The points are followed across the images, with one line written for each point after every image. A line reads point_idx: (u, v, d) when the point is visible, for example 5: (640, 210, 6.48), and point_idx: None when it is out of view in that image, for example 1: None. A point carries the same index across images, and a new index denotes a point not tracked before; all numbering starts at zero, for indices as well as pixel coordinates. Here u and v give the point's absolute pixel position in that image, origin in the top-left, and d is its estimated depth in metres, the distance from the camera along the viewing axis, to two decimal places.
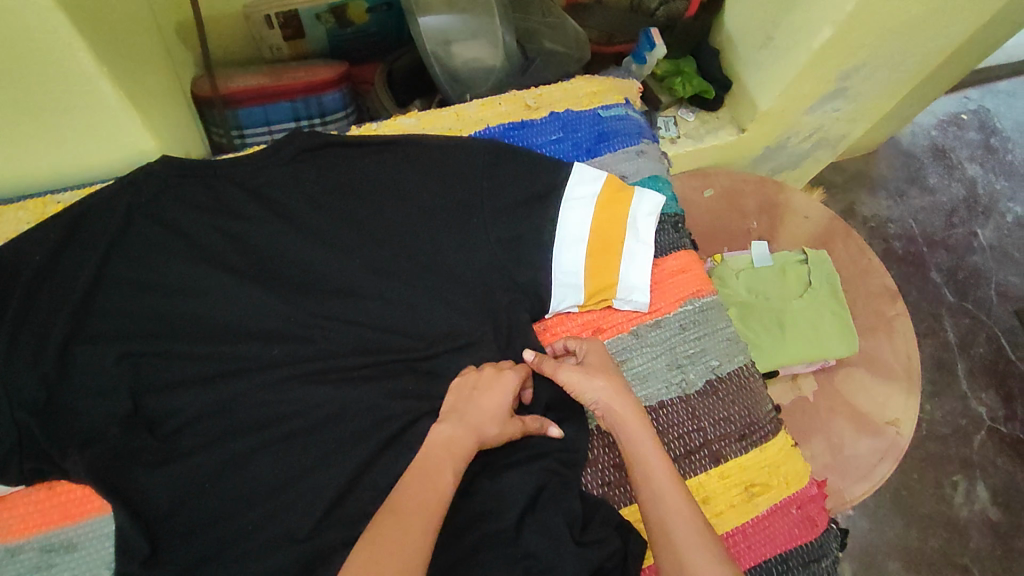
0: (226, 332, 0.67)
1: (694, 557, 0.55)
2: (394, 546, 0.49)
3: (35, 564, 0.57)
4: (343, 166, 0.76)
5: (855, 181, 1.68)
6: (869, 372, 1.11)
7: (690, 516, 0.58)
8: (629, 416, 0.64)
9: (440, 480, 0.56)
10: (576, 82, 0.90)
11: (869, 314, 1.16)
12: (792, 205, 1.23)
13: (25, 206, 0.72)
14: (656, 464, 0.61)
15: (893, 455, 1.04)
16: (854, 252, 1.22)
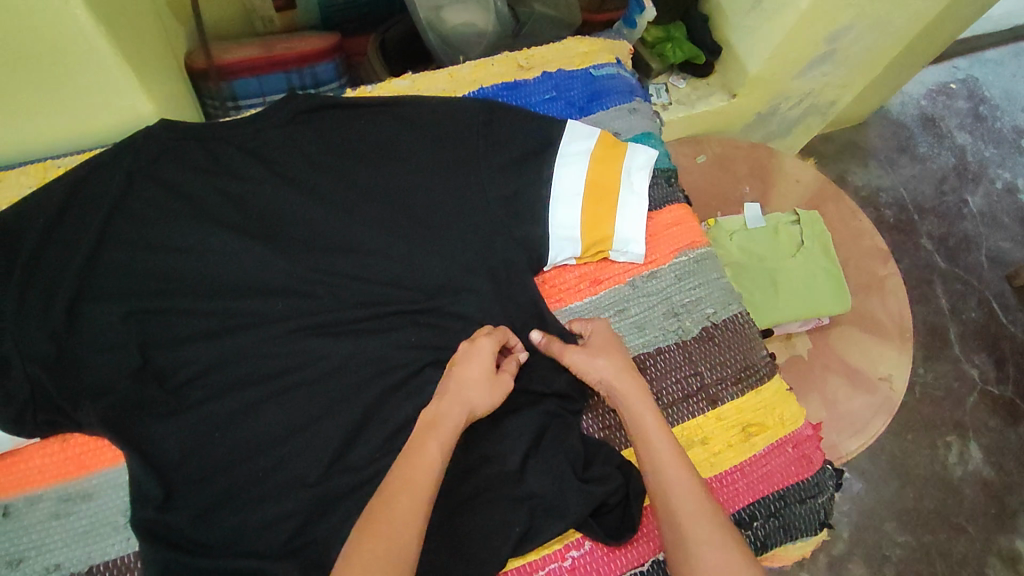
0: (231, 290, 0.68)
1: (697, 534, 0.55)
2: (383, 541, 0.50)
3: (52, 513, 0.58)
4: (340, 129, 0.77)
5: (845, 150, 1.70)
6: (862, 330, 1.13)
7: (693, 492, 0.57)
8: (633, 393, 0.63)
9: (428, 459, 0.55)
10: (568, 43, 0.90)
11: (861, 274, 1.18)
12: (784, 169, 1.25)
13: (26, 170, 0.72)
14: (660, 440, 0.60)
15: (887, 409, 1.06)
16: (846, 214, 1.24)
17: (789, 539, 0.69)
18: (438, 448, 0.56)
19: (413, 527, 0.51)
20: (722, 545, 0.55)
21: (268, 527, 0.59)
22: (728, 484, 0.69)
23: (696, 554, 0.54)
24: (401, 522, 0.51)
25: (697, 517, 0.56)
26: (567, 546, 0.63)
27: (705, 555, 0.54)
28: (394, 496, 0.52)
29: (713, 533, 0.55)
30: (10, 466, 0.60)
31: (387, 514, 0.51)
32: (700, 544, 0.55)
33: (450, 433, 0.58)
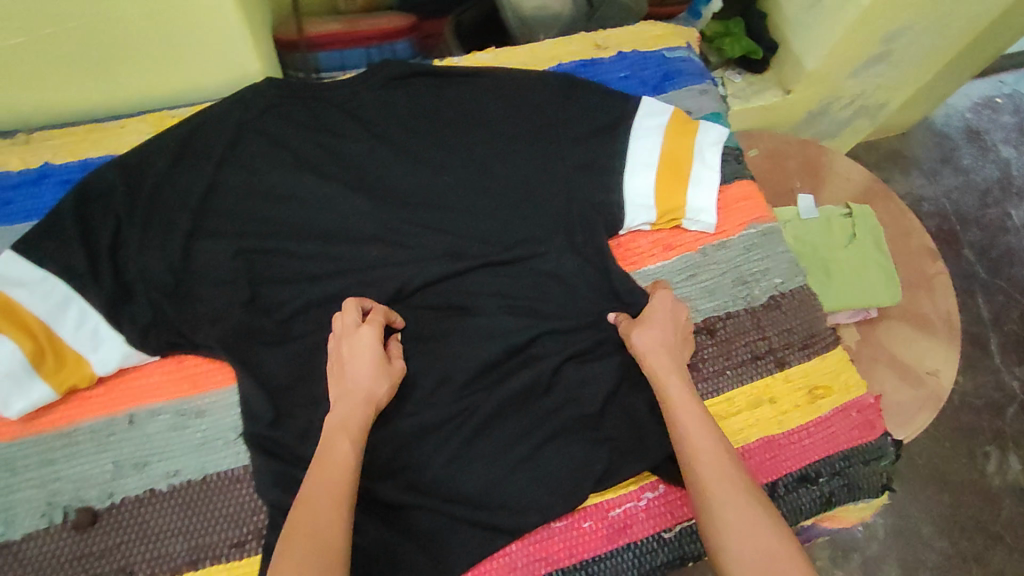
0: (328, 235, 0.72)
1: (720, 500, 0.53)
2: (313, 540, 0.49)
3: (170, 426, 0.63)
4: (431, 94, 0.81)
5: (889, 160, 1.71)
6: (909, 325, 1.14)
7: (719, 459, 0.56)
8: (663, 362, 0.63)
9: (340, 457, 0.54)
10: (642, 26, 0.94)
11: (909, 271, 1.19)
12: (834, 167, 1.27)
13: (145, 118, 0.77)
14: (685, 409, 0.60)
15: (934, 401, 1.07)
16: (895, 213, 1.25)
17: (851, 499, 0.71)
18: (350, 443, 0.56)
19: (339, 522, 0.51)
20: (749, 510, 0.53)
21: (367, 451, 0.64)
22: (794, 442, 0.72)
23: (721, 519, 0.53)
24: (328, 518, 0.50)
25: (722, 482, 0.54)
26: (642, 488, 0.66)
27: (730, 520, 0.52)
28: (313, 498, 0.51)
29: (738, 497, 0.53)
30: (132, 380, 0.65)
31: (310, 515, 0.50)
32: (723, 508, 0.53)
33: (361, 426, 0.57)
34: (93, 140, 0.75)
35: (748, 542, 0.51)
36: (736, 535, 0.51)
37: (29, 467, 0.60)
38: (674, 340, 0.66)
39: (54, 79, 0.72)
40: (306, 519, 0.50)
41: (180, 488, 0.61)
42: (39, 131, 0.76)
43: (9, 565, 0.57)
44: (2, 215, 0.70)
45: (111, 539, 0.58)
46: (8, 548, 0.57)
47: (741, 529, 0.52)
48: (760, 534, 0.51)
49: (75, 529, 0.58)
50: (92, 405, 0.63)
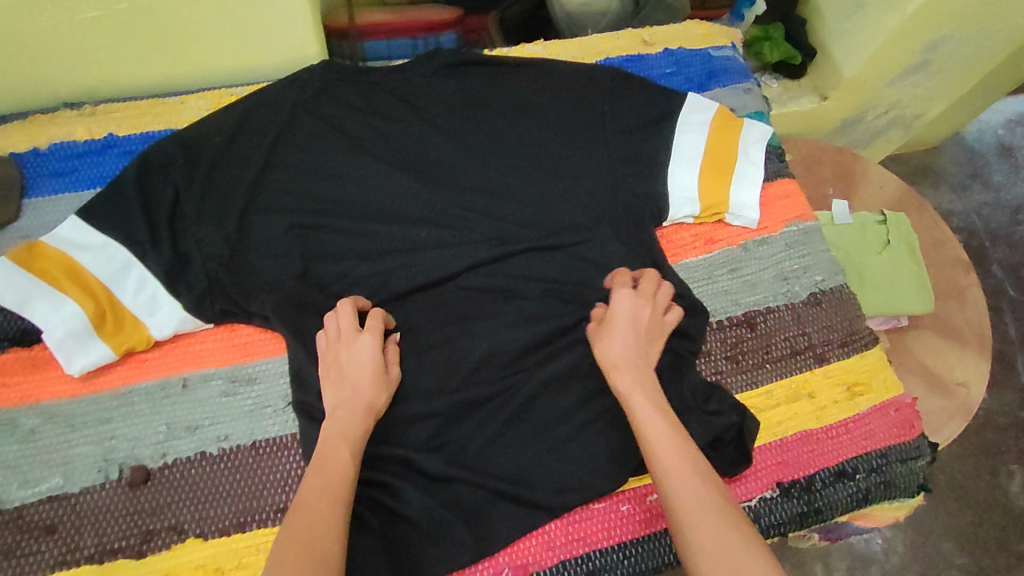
0: (378, 215, 0.74)
1: (693, 520, 0.52)
2: (305, 547, 0.49)
3: (221, 391, 0.65)
4: (480, 82, 0.83)
5: (918, 174, 1.65)
6: (939, 335, 1.10)
7: (691, 478, 0.55)
8: (629, 379, 0.62)
9: (336, 465, 0.55)
10: (688, 24, 0.95)
11: (940, 281, 1.15)
12: (868, 174, 1.22)
13: (204, 95, 0.79)
14: (653, 428, 0.59)
15: (963, 414, 1.03)
16: (928, 222, 1.19)
17: (887, 497, 0.72)
18: (346, 450, 0.56)
19: (333, 530, 0.51)
20: (723, 531, 0.51)
21: (411, 426, 0.65)
22: (832, 437, 0.72)
23: (695, 541, 0.51)
24: (323, 524, 0.50)
25: (695, 502, 0.53)
26: None
27: (703, 541, 0.51)
28: (307, 507, 0.52)
29: (713, 517, 0.52)
30: (186, 345, 0.67)
31: (301, 523, 0.50)
32: (698, 530, 0.51)
33: (360, 433, 0.59)
34: (153, 114, 0.77)
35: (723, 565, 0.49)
36: (710, 558, 0.50)
37: (87, 424, 0.62)
38: (638, 349, 0.65)
39: (121, 53, 0.74)
40: (301, 525, 0.50)
41: (230, 452, 0.62)
42: (102, 103, 0.78)
43: (66, 516, 0.58)
44: (69, 181, 0.73)
45: (163, 497, 0.60)
46: (66, 500, 0.59)
47: (716, 551, 0.50)
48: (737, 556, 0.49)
49: (130, 485, 0.60)
50: (148, 367, 0.65)
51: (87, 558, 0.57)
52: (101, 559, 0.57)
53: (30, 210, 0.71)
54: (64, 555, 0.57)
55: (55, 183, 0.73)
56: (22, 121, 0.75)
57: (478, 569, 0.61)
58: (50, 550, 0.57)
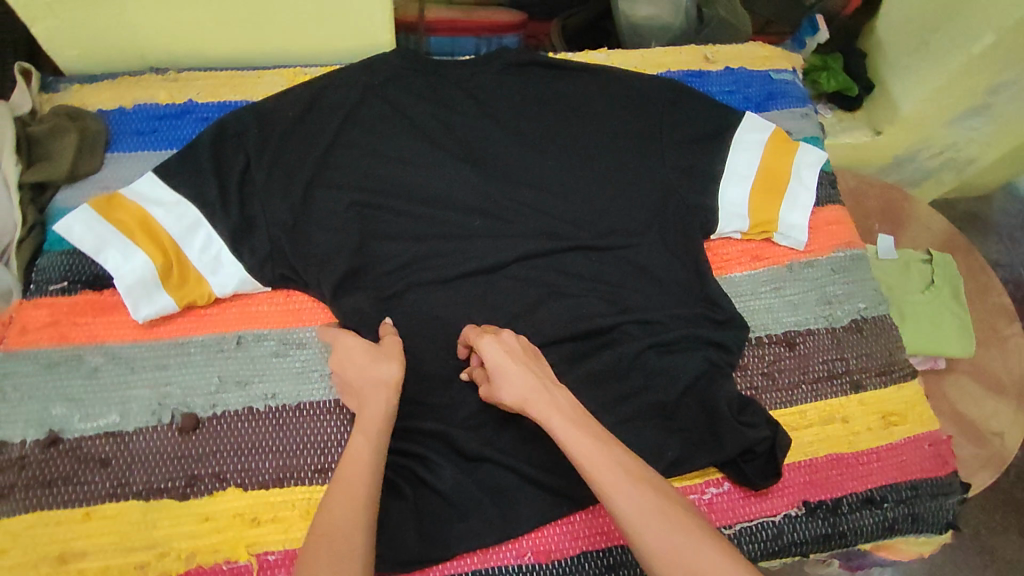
0: (432, 201, 0.76)
1: (641, 529, 0.49)
2: (327, 542, 0.49)
3: (273, 351, 0.68)
4: (542, 83, 0.85)
5: (966, 221, 1.60)
6: (977, 382, 1.06)
7: (623, 487, 0.51)
8: (544, 400, 0.57)
9: (356, 454, 0.55)
10: (751, 45, 0.97)
11: (982, 327, 1.10)
12: (915, 213, 1.19)
13: (280, 72, 0.83)
14: (579, 444, 0.54)
15: (996, 463, 0.99)
16: (975, 267, 1.15)
17: (913, 530, 0.71)
18: (365, 439, 0.56)
19: (356, 523, 0.51)
20: (679, 540, 0.49)
21: (446, 407, 0.67)
22: (862, 463, 0.72)
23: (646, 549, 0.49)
24: (344, 516, 0.51)
25: (636, 511, 0.50)
26: (707, 483, 0.69)
27: (654, 547, 0.48)
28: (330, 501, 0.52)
29: (661, 522, 0.49)
30: (244, 305, 0.70)
31: (326, 517, 0.51)
32: (652, 546, 0.49)
33: (383, 418, 0.58)
34: (232, 85, 0.81)
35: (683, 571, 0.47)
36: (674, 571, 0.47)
37: (145, 368, 0.66)
38: (537, 372, 0.60)
39: (210, 24, 0.78)
40: (324, 517, 0.51)
41: (277, 409, 0.65)
42: (185, 71, 0.82)
43: (119, 452, 0.62)
44: (148, 140, 0.77)
45: (209, 445, 0.63)
46: (120, 437, 0.62)
47: (670, 555, 0.48)
48: (695, 557, 0.47)
49: (179, 431, 0.63)
50: (206, 322, 0.69)
51: (135, 494, 0.60)
52: (147, 496, 0.60)
53: (111, 163, 0.75)
54: (114, 488, 0.60)
55: (136, 141, 0.77)
56: (112, 80, 0.79)
57: (501, 550, 0.63)
58: (102, 482, 0.60)
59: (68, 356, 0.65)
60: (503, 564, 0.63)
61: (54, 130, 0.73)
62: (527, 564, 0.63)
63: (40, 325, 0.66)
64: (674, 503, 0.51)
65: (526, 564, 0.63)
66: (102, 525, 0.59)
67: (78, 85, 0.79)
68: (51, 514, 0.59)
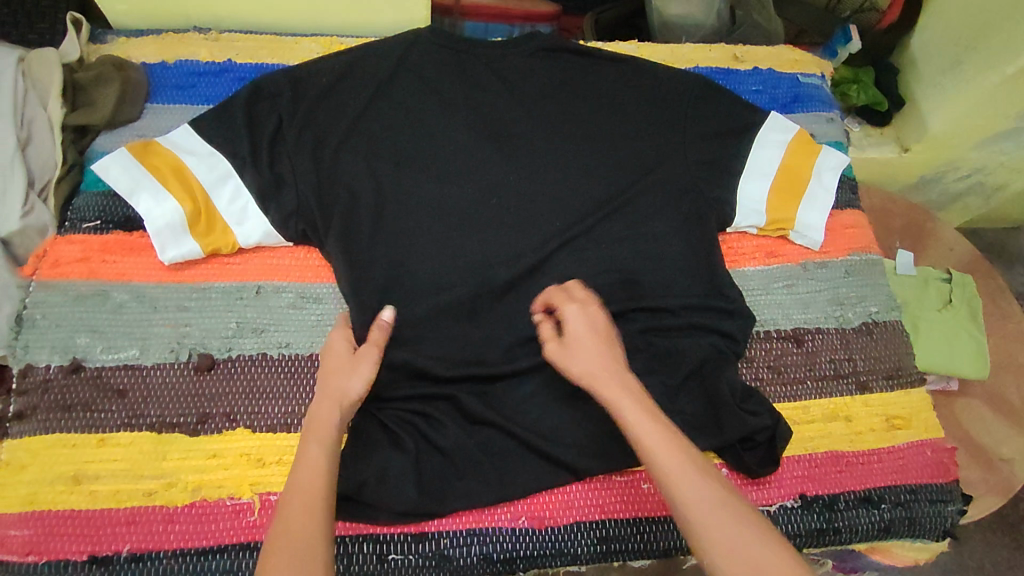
0: (452, 174, 0.78)
1: (701, 516, 0.50)
2: (287, 551, 0.48)
3: (291, 303, 0.71)
4: (571, 69, 0.86)
5: (994, 252, 1.54)
6: (990, 408, 1.03)
7: (686, 470, 0.52)
8: (613, 379, 0.59)
9: (313, 462, 0.53)
10: (781, 48, 0.97)
11: (999, 352, 1.06)
12: (938, 233, 1.16)
13: (317, 40, 0.86)
14: (645, 430, 0.55)
15: (1002, 490, 0.96)
16: (996, 292, 1.12)
17: (910, 534, 0.71)
18: (319, 446, 0.54)
19: (316, 531, 0.49)
20: (738, 526, 0.49)
21: (449, 372, 0.68)
22: (863, 463, 0.72)
23: (706, 536, 0.49)
24: (299, 529, 0.49)
25: (699, 497, 0.51)
26: None
27: (715, 534, 0.49)
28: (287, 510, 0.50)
29: (722, 512, 0.50)
30: (267, 257, 0.72)
31: (282, 526, 0.49)
32: (711, 532, 0.49)
33: (334, 428, 0.56)
34: (270, 49, 0.84)
35: (740, 556, 0.48)
36: (730, 559, 0.48)
37: (167, 308, 0.68)
38: (607, 356, 0.61)
39: None
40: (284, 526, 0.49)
41: (290, 358, 0.68)
42: (227, 33, 0.85)
43: (136, 385, 0.64)
44: (187, 95, 0.80)
45: (222, 386, 0.65)
46: (139, 370, 0.65)
47: (730, 542, 0.49)
48: (754, 549, 0.48)
49: (196, 369, 0.66)
50: (229, 270, 0.71)
51: (148, 426, 0.63)
52: (159, 429, 0.63)
53: (149, 114, 0.78)
54: (129, 418, 0.63)
55: (175, 95, 0.80)
56: (156, 37, 0.82)
57: (497, 512, 0.65)
58: (118, 412, 0.63)
59: (95, 290, 0.68)
60: (496, 525, 0.64)
61: (99, 78, 0.77)
62: (521, 528, 0.64)
63: (71, 260, 0.69)
64: (735, 496, 0.52)
65: (520, 527, 0.65)
66: (114, 451, 0.62)
67: (125, 38, 0.82)
68: (68, 437, 0.62)
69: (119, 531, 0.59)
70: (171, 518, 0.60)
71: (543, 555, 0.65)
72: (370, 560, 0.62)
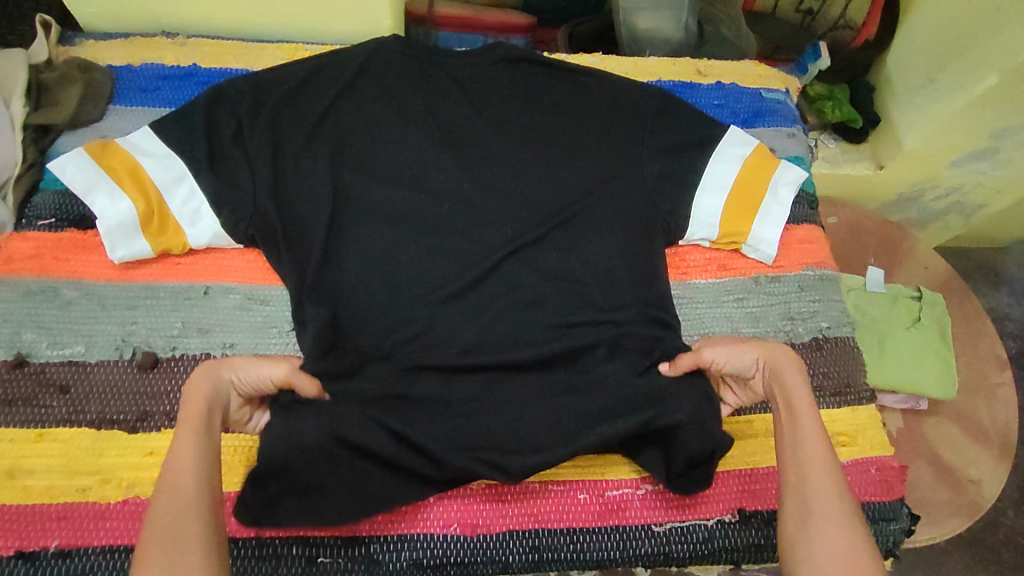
0: (406, 182, 0.78)
1: (823, 506, 0.54)
2: (158, 535, 0.48)
3: (238, 305, 0.72)
4: (533, 79, 0.86)
5: (978, 270, 1.51)
6: (960, 428, 1.00)
7: (822, 465, 0.57)
8: (792, 370, 0.64)
9: (181, 448, 0.54)
10: (746, 63, 0.98)
11: (970, 372, 1.05)
12: (912, 250, 1.14)
13: (282, 47, 0.87)
14: (807, 419, 0.60)
15: (968, 511, 0.94)
16: (970, 311, 1.10)
17: None
18: (186, 429, 0.55)
19: (190, 510, 0.50)
20: (848, 532, 0.52)
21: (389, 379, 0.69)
22: None
23: (816, 530, 0.53)
24: (167, 512, 0.50)
25: (828, 492, 0.55)
26: (643, 479, 0.69)
27: (827, 535, 0.52)
28: (156, 500, 0.51)
29: (841, 512, 0.54)
30: (217, 259, 0.73)
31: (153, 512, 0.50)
32: (825, 522, 0.53)
33: (200, 408, 0.57)
34: (235, 55, 0.85)
35: (839, 549, 0.51)
36: (831, 551, 0.52)
37: (115, 306, 0.69)
38: (797, 358, 0.66)
39: None
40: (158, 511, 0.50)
41: None
42: (194, 38, 0.86)
43: (79, 381, 0.65)
44: (150, 98, 0.81)
45: (164, 385, 0.66)
46: (83, 366, 0.66)
47: (840, 536, 0.52)
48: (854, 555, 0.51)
49: (138, 368, 0.67)
50: (180, 271, 0.72)
51: (88, 422, 0.64)
52: (99, 426, 0.64)
53: (111, 115, 0.80)
54: (70, 414, 0.64)
55: (138, 98, 0.81)
56: (123, 40, 0.84)
57: (429, 518, 0.66)
58: (59, 407, 0.64)
59: (45, 287, 0.69)
60: (429, 530, 0.65)
61: (63, 79, 0.78)
62: (452, 534, 0.65)
63: (25, 256, 0.71)
64: (865, 527, 0.54)
65: (452, 534, 0.66)
66: (53, 446, 0.63)
67: (94, 41, 0.84)
68: (7, 431, 0.63)
69: (49, 527, 0.60)
70: (103, 515, 0.61)
71: (474, 562, 0.65)
72: (300, 562, 0.64)
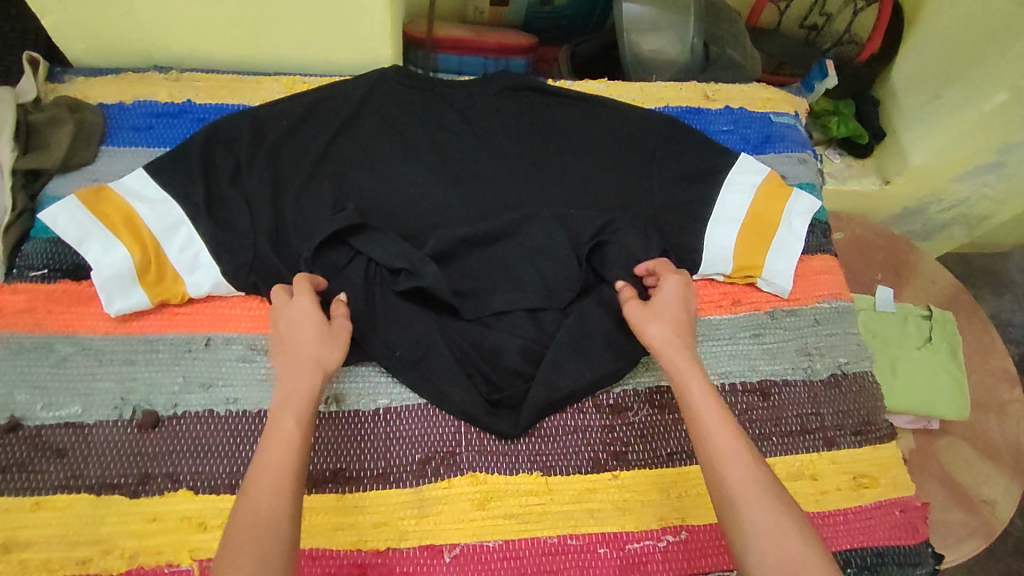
0: (410, 221, 0.76)
1: (743, 496, 0.53)
2: (259, 530, 0.49)
3: (241, 356, 0.69)
4: (537, 109, 0.84)
5: (982, 277, 1.50)
6: (973, 449, 0.98)
7: (734, 451, 0.56)
8: (683, 357, 0.64)
9: (284, 437, 0.54)
10: (754, 86, 0.96)
11: (982, 390, 1.03)
12: (921, 266, 1.12)
13: (279, 80, 0.84)
14: (708, 407, 0.59)
15: (985, 534, 0.91)
16: (981, 328, 1.08)
17: None
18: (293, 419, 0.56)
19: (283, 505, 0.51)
20: (774, 510, 0.52)
21: None
22: (829, 523, 0.70)
23: (745, 523, 0.52)
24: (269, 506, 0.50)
25: (751, 482, 0.54)
26: (664, 530, 0.67)
27: (756, 525, 0.52)
28: (253, 490, 0.51)
29: (765, 495, 0.53)
30: (218, 308, 0.70)
31: (248, 499, 0.50)
32: (750, 510, 0.53)
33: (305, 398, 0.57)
34: (231, 89, 0.82)
35: (773, 536, 0.51)
36: (762, 539, 0.51)
37: (113, 362, 0.67)
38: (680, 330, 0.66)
39: (213, 30, 0.79)
40: (258, 492, 0.50)
41: (235, 415, 0.66)
42: (188, 72, 0.83)
43: (76, 444, 0.63)
44: (143, 137, 0.79)
45: (166, 445, 0.64)
46: (80, 428, 0.64)
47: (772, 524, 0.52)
48: (787, 537, 0.51)
49: (139, 427, 0.64)
50: (178, 321, 0.69)
51: (87, 487, 0.61)
52: (98, 491, 0.61)
53: (104, 157, 0.77)
54: (68, 479, 0.61)
55: (131, 137, 0.79)
56: (114, 77, 0.81)
57: None
58: (56, 472, 0.62)
59: (40, 343, 0.67)
60: None
61: (52, 121, 0.75)
62: None
63: (16, 310, 0.68)
64: (791, 503, 0.54)
65: None
66: (51, 515, 0.60)
67: (84, 78, 0.81)
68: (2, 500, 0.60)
69: None
70: None
71: None
72: None
